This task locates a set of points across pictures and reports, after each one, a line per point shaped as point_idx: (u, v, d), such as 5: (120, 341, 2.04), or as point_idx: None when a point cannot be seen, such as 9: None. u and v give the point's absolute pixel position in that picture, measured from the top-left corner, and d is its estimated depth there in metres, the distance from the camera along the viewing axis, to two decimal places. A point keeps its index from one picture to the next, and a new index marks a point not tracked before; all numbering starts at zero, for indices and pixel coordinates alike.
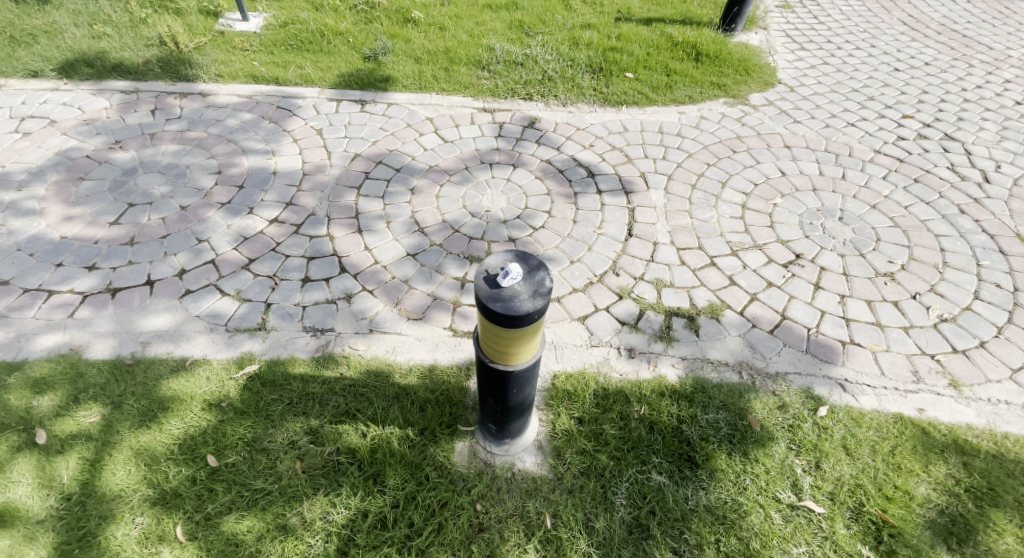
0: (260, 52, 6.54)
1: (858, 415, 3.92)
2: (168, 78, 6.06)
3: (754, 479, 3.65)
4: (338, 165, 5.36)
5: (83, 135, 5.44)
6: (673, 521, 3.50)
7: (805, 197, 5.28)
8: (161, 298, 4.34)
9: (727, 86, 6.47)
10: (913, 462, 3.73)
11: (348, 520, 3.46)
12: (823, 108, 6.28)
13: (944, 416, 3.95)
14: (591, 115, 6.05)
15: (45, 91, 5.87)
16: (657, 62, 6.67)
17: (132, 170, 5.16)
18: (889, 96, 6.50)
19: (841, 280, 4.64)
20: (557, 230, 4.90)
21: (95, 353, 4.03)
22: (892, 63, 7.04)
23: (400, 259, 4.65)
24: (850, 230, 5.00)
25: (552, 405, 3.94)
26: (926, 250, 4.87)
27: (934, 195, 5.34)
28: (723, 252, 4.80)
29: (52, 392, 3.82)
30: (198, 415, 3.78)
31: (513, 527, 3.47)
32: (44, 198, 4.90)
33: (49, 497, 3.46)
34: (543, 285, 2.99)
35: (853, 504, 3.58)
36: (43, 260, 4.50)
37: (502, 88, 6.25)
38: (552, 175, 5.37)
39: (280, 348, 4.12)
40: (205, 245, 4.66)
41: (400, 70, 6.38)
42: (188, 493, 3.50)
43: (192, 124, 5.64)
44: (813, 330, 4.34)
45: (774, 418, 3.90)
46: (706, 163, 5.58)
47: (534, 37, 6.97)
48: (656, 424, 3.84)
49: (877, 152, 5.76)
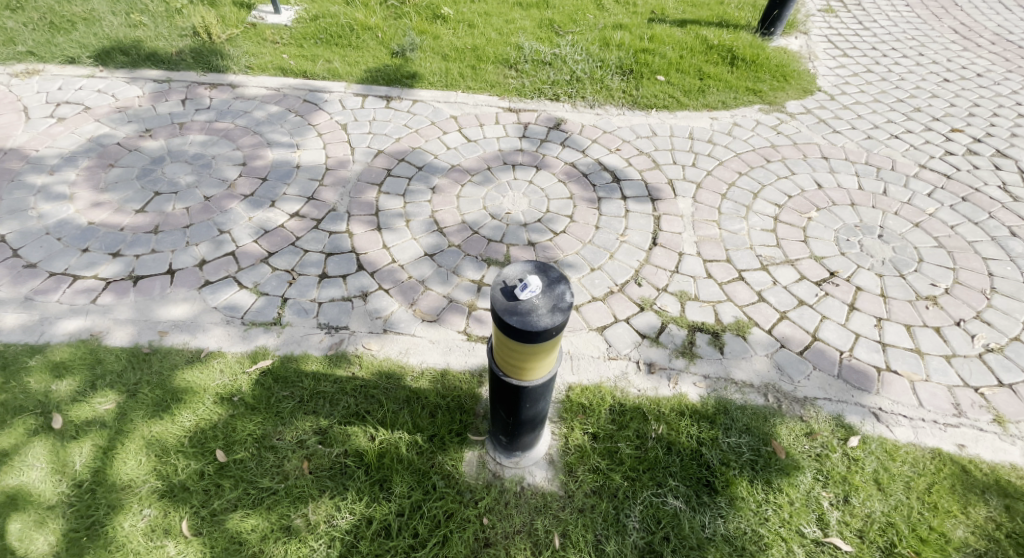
0: (290, 44, 6.58)
1: (892, 448, 3.69)
2: (200, 69, 6.14)
3: (777, 510, 3.45)
4: (361, 160, 5.33)
5: (115, 122, 5.53)
6: (688, 549, 3.33)
7: (842, 211, 5.03)
8: (181, 288, 4.36)
9: (763, 93, 6.24)
10: (950, 502, 3.48)
11: (352, 526, 3.38)
12: (865, 119, 6.00)
13: (987, 454, 3.68)
14: (619, 118, 5.90)
15: (82, 78, 6.00)
16: (690, 66, 6.47)
17: (160, 159, 5.22)
18: (937, 108, 6.17)
19: (878, 301, 4.39)
20: (578, 235, 4.77)
21: (114, 340, 4.06)
22: (942, 73, 6.70)
23: (418, 259, 4.58)
24: (889, 248, 4.74)
25: (566, 418, 3.81)
26: (972, 273, 4.58)
27: (983, 214, 5.04)
28: (751, 266, 4.59)
29: (71, 376, 3.85)
30: (209, 408, 3.76)
31: (520, 544, 3.36)
32: (75, 183, 4.98)
33: (61, 483, 3.47)
34: (563, 299, 2.88)
35: (883, 544, 3.36)
36: (70, 245, 4.56)
37: (529, 87, 6.15)
38: (575, 179, 5.23)
39: (294, 343, 4.09)
40: (226, 237, 4.67)
41: (426, 67, 6.33)
42: (196, 488, 3.48)
43: (220, 115, 5.68)
44: (846, 354, 4.11)
45: (800, 446, 3.69)
46: (738, 171, 5.37)
47: (564, 37, 6.84)
48: (674, 444, 3.67)
49: (922, 167, 5.46)
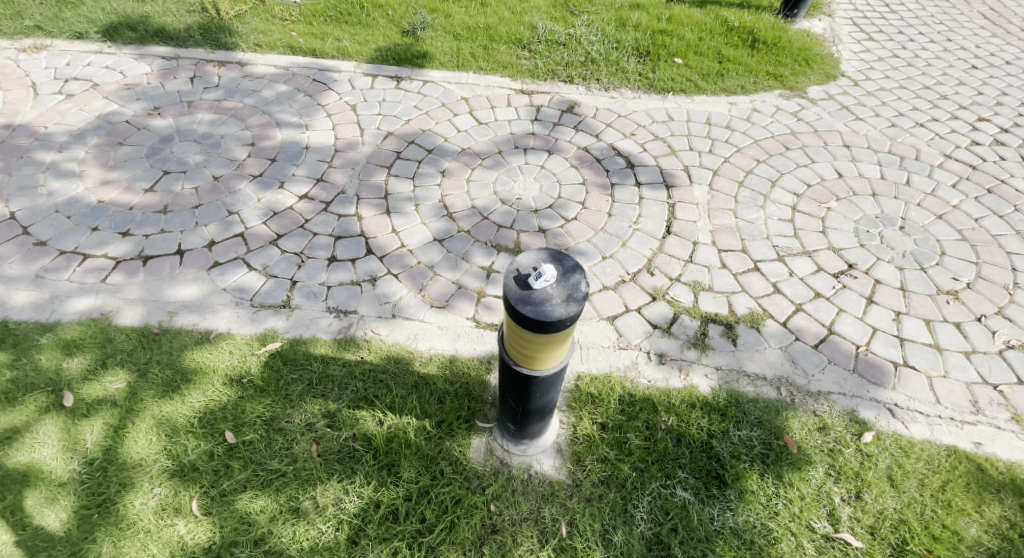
0: (299, 22, 6.47)
1: (907, 445, 3.62)
2: (208, 46, 6.07)
3: (786, 505, 3.41)
4: (370, 142, 5.25)
5: (123, 99, 5.48)
6: (696, 542, 3.30)
7: (863, 201, 4.90)
8: (190, 268, 4.34)
9: (784, 77, 6.05)
10: (964, 501, 3.41)
11: (359, 509, 3.38)
12: (889, 106, 5.81)
13: (1004, 453, 3.60)
14: (634, 102, 5.76)
15: (89, 53, 5.94)
16: (708, 48, 6.29)
17: (169, 138, 5.17)
18: (964, 95, 5.97)
19: (897, 295, 4.29)
20: (590, 223, 4.68)
21: (124, 319, 4.06)
22: (970, 60, 6.47)
23: (428, 244, 4.52)
24: (911, 241, 4.61)
25: (574, 407, 3.77)
26: (996, 268, 4.45)
27: (1009, 207, 4.88)
28: (767, 257, 4.49)
29: (81, 354, 3.86)
30: (218, 389, 3.77)
31: (526, 532, 3.34)
32: (84, 160, 4.96)
33: (73, 460, 3.50)
34: (578, 290, 2.82)
35: (895, 541, 3.30)
36: (80, 224, 4.55)
37: (542, 69, 6.01)
38: (588, 164, 5.13)
39: (303, 327, 4.07)
40: (235, 218, 4.64)
41: (437, 47, 6.20)
42: (205, 468, 3.49)
43: (228, 94, 5.61)
44: (862, 348, 4.03)
45: (812, 440, 3.63)
46: (756, 159, 5.23)
47: (579, 16, 6.66)
48: (684, 436, 3.63)
49: (947, 157, 5.29)
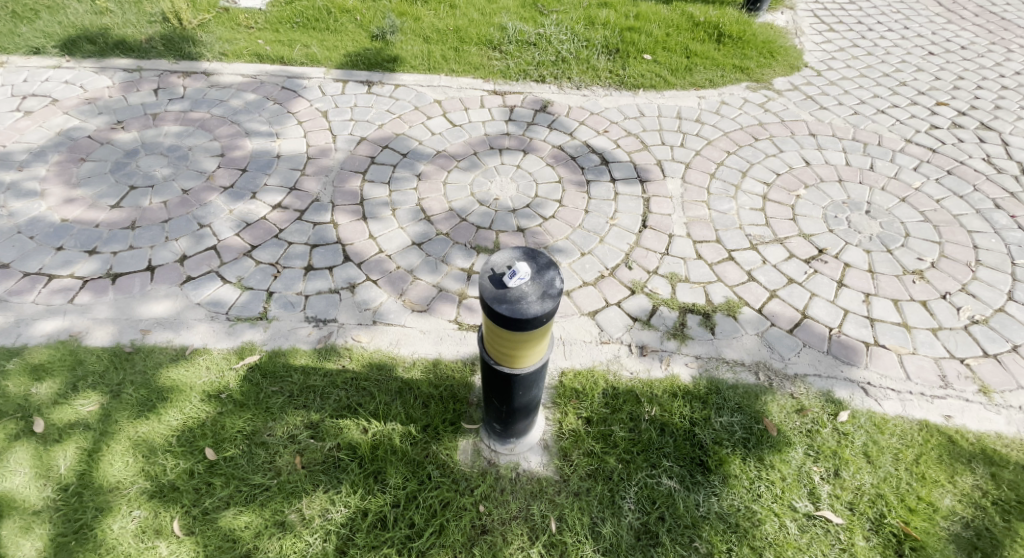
0: (265, 29, 6.40)
1: (881, 422, 3.74)
2: (172, 56, 5.96)
3: (769, 487, 3.49)
4: (343, 148, 5.22)
5: (84, 114, 5.35)
6: (684, 528, 3.35)
7: (830, 188, 5.05)
8: (162, 284, 4.25)
9: (750, 70, 6.20)
10: (937, 473, 3.54)
11: (347, 519, 3.35)
12: (852, 94, 6.00)
13: (972, 424, 3.74)
14: (606, 99, 5.84)
15: (47, 68, 5.78)
16: (676, 44, 6.42)
17: (134, 152, 5.06)
18: (922, 81, 6.20)
19: (866, 277, 4.43)
20: (568, 220, 4.72)
21: (94, 340, 3.96)
22: (926, 47, 6.72)
23: (406, 248, 4.51)
24: (877, 224, 4.77)
25: (559, 404, 3.80)
26: (958, 246, 4.63)
27: (968, 188, 5.08)
28: (741, 246, 4.60)
29: (51, 379, 3.75)
30: (196, 406, 3.69)
31: (516, 530, 3.35)
32: (45, 178, 4.82)
33: (46, 487, 3.39)
34: (553, 286, 2.85)
35: (873, 515, 3.40)
36: (44, 244, 4.42)
37: (514, 69, 6.05)
38: (563, 162, 5.18)
39: (282, 338, 4.02)
40: (206, 231, 4.56)
41: (408, 50, 6.20)
42: (186, 487, 3.42)
43: (195, 104, 5.52)
44: (835, 330, 4.15)
45: (791, 423, 3.73)
46: (726, 150, 5.35)
47: (548, 16, 6.72)
48: (668, 425, 3.69)
49: (908, 142, 5.49)
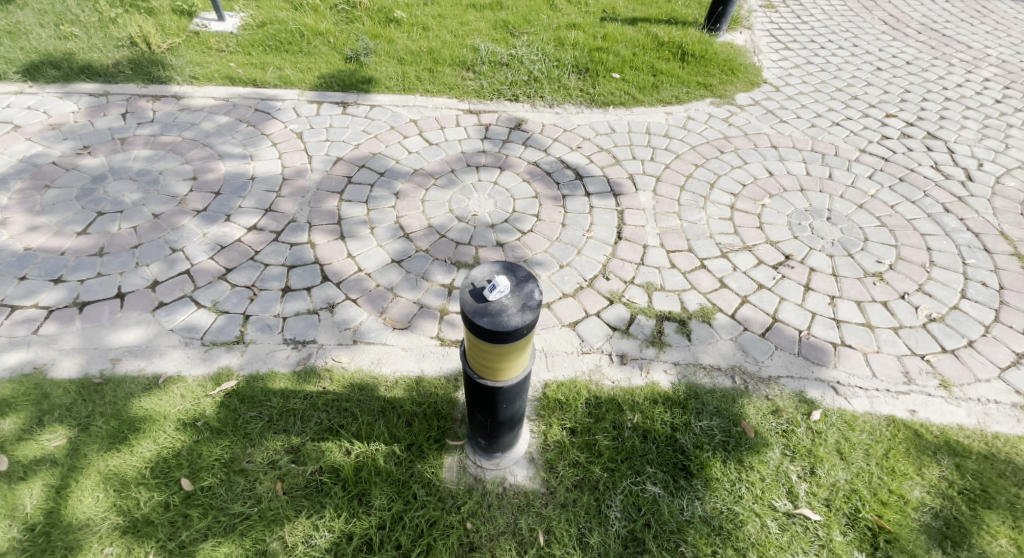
0: (237, 52, 6.37)
1: (851, 419, 3.89)
2: (140, 81, 5.88)
3: (749, 487, 3.58)
4: (319, 169, 5.21)
5: (48, 140, 5.22)
6: (669, 534, 3.41)
7: (793, 197, 5.27)
8: (132, 311, 4.16)
9: (713, 86, 6.45)
10: (906, 465, 3.70)
11: (332, 544, 3.31)
12: (809, 108, 6.30)
13: (936, 417, 3.93)
14: (578, 116, 5.98)
15: (9, 94, 5.64)
16: (643, 63, 6.63)
17: (101, 177, 4.96)
18: (872, 95, 6.54)
19: (830, 280, 4.62)
20: (545, 234, 4.81)
21: (61, 372, 3.83)
22: (875, 63, 7.11)
23: (385, 266, 4.52)
24: (838, 230, 4.99)
25: (543, 415, 3.84)
26: (913, 249, 4.88)
27: (919, 193, 5.37)
28: (712, 254, 4.75)
29: (14, 414, 3.62)
30: (171, 435, 3.60)
31: (504, 545, 3.36)
32: (7, 207, 4.68)
33: (12, 528, 3.26)
34: (532, 298, 2.90)
35: (849, 510, 3.53)
36: (6, 273, 4.28)
37: (488, 89, 6.16)
38: (539, 177, 5.28)
39: (259, 361, 3.96)
40: (179, 255, 4.48)
41: (381, 71, 6.25)
42: (161, 520, 3.32)
43: (165, 128, 5.44)
44: (804, 332, 4.31)
45: (767, 424, 3.85)
46: (694, 163, 5.54)
47: (519, 37, 6.88)
48: (650, 432, 3.76)
49: (862, 152, 5.78)
